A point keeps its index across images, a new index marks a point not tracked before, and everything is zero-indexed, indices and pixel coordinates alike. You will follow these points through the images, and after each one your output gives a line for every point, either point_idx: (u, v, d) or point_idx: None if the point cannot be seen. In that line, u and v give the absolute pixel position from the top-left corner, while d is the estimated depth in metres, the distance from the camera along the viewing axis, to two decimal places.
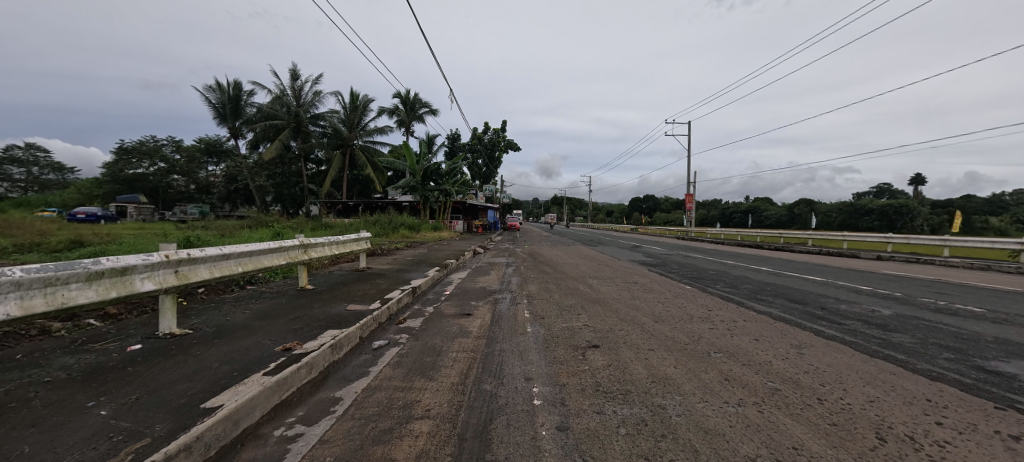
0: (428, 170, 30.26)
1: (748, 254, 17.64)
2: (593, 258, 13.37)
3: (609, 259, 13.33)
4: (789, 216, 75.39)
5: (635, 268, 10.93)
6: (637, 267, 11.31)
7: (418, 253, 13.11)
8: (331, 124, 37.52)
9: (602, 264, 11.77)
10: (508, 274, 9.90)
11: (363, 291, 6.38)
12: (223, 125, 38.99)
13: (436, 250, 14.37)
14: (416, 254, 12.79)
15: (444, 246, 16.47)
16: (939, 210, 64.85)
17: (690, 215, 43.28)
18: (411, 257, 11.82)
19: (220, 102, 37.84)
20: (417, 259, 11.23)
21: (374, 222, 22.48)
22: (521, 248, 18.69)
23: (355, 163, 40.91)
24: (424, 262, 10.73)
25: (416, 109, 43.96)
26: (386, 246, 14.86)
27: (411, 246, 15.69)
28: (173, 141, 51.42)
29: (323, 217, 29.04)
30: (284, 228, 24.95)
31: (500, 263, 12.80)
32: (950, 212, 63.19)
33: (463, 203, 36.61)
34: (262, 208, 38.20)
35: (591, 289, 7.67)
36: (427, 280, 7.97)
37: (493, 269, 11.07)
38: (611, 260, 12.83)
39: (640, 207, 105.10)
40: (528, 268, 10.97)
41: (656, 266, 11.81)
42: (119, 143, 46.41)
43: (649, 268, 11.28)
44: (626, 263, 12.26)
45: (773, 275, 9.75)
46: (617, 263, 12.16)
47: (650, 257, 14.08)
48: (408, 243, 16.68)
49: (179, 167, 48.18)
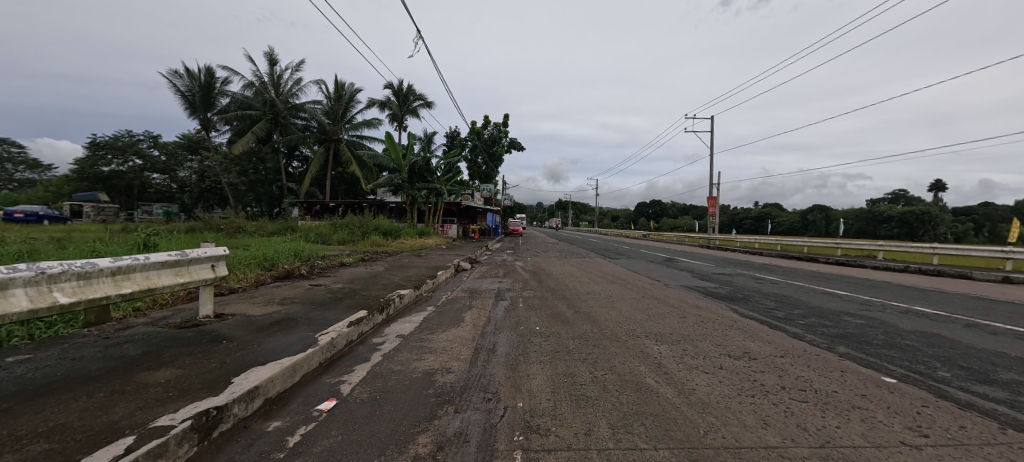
0: (417, 165, 25.90)
1: (824, 273, 13.11)
2: (628, 284, 8.77)
3: (653, 284, 8.78)
4: (801, 223, 70.58)
5: (718, 310, 6.36)
6: (714, 305, 6.76)
7: (366, 274, 8.68)
8: (313, 115, 33.33)
9: (651, 297, 7.27)
10: (495, 322, 5.44)
11: (5, 453, 1.98)
12: (193, 116, 34.79)
13: (396, 268, 9.91)
14: (360, 275, 8.35)
15: (415, 260, 12.00)
16: (961, 217, 59.46)
17: (711, 221, 38.40)
18: (342, 282, 7.37)
19: (189, 89, 33.70)
20: (346, 289, 6.71)
21: (342, 226, 18.13)
22: (521, 263, 14.14)
23: (340, 159, 36.64)
24: (352, 295, 6.23)
25: (409, 102, 39.68)
26: (330, 259, 10.48)
27: (368, 260, 11.37)
28: (151, 136, 47.47)
29: (295, 220, 24.39)
30: (238, 232, 20.63)
31: (488, 290, 8.27)
32: (974, 221, 57.42)
33: (458, 205, 32.11)
34: (233, 209, 33.76)
35: (684, 396, 3.16)
36: (303, 366, 3.46)
37: (471, 307, 6.58)
38: (661, 288, 8.27)
39: (646, 212, 100.13)
40: (531, 306, 6.55)
41: (738, 301, 7.27)
42: (92, 138, 42.57)
43: (732, 307, 6.73)
44: (687, 295, 7.70)
45: (984, 334, 5.22)
46: (674, 295, 7.55)
47: (708, 282, 9.61)
48: (368, 256, 12.23)
49: (155, 164, 44.25)
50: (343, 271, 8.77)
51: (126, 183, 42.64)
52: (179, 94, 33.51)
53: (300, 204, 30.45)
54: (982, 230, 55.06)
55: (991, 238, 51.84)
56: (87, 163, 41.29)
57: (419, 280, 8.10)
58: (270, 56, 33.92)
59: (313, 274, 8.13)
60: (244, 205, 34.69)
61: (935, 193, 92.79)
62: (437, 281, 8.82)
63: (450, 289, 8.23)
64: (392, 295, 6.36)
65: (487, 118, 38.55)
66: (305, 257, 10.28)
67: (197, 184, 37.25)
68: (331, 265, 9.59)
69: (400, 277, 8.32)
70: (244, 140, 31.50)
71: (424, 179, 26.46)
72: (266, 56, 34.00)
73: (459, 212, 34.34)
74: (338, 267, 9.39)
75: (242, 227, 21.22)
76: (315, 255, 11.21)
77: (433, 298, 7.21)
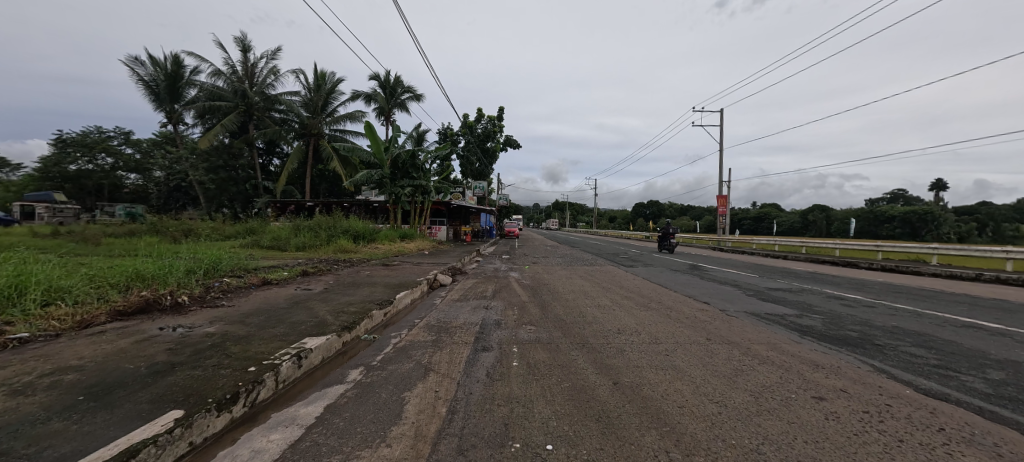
0: (401, 159, 23.12)
1: (895, 283, 10.43)
2: (675, 314, 5.93)
3: (711, 314, 5.97)
4: (800, 223, 68.27)
5: (875, 382, 3.52)
6: (845, 363, 3.95)
7: (285, 299, 5.75)
8: (290, 107, 30.42)
9: (728, 345, 4.42)
10: (461, 429, 2.60)
11: None
12: (159, 108, 31.75)
13: (342, 288, 6.98)
14: (269, 304, 5.40)
15: (378, 273, 9.09)
16: (964, 216, 57.08)
17: (721, 221, 35.71)
18: (226, 321, 4.48)
19: (153, 79, 30.64)
20: (207, 342, 3.79)
21: (304, 230, 15.21)
22: (516, 273, 11.30)
23: (321, 155, 33.63)
24: (199, 359, 3.32)
25: (397, 95, 36.77)
26: (252, 275, 7.53)
27: (312, 273, 8.45)
28: (123, 132, 43.76)
29: (261, 221, 21.33)
30: (190, 236, 17.65)
31: (466, 325, 5.39)
32: (978, 220, 55.18)
33: (447, 205, 29.30)
34: (203, 210, 30.66)
35: None
36: None
37: (428, 370, 3.73)
38: (728, 322, 5.43)
39: (643, 213, 97.51)
40: (534, 370, 3.70)
41: (874, 351, 4.42)
42: (56, 135, 37.83)
43: (882, 368, 3.89)
44: (779, 336, 4.86)
45: None
46: (761, 338, 4.73)
47: (784, 306, 6.79)
48: (319, 267, 9.31)
49: (129, 163, 40.11)
50: (250, 297, 5.81)
51: (95, 183, 38.01)
52: (142, 83, 30.38)
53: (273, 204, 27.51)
54: (987, 230, 52.75)
55: (999, 238, 49.72)
56: (52, 161, 37.08)
57: (359, 313, 5.18)
58: (241, 42, 30.91)
59: (192, 306, 5.18)
60: (215, 207, 31.53)
61: (934, 193, 90.00)
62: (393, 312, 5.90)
63: (407, 326, 5.31)
64: (281, 357, 3.46)
65: (480, 111, 35.75)
66: (217, 275, 7.35)
67: (164, 183, 34.00)
68: (243, 284, 6.62)
69: (330, 306, 5.39)
70: (212, 134, 28.46)
71: (409, 175, 23.62)
72: (238, 42, 30.98)
73: (449, 212, 31.49)
74: (252, 289, 6.43)
75: (194, 230, 18.23)
76: (239, 269, 8.29)
77: (369, 350, 4.30)
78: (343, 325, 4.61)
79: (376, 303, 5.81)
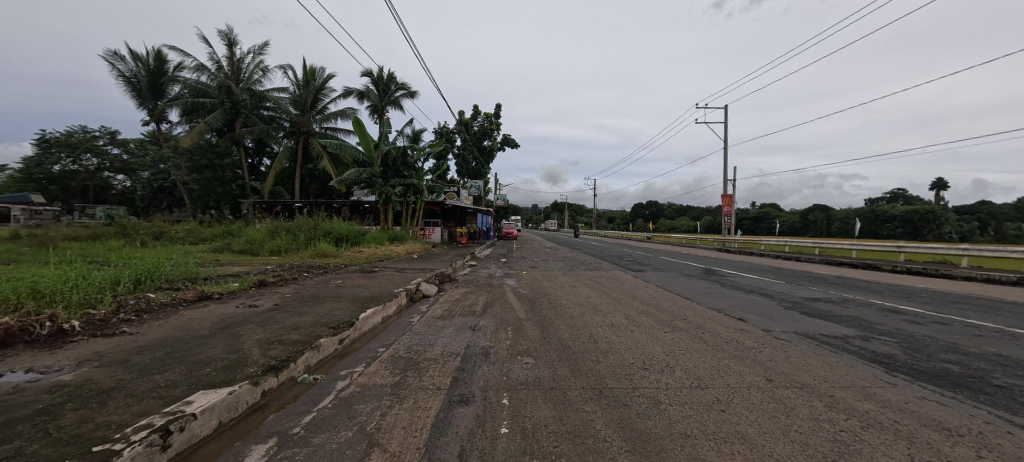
0: (391, 157, 21.99)
1: (940, 290, 9.18)
2: (710, 339, 4.69)
3: (758, 339, 4.68)
4: (801, 222, 67.03)
5: None
6: (990, 427, 2.67)
7: (212, 323, 4.44)
8: (278, 104, 29.14)
9: (806, 394, 3.15)
10: None
11: None
12: (142, 106, 30.37)
13: (296, 303, 5.64)
14: (182, 333, 4.07)
15: (352, 282, 7.80)
16: (966, 215, 55.80)
17: (726, 221, 34.43)
18: (101, 363, 3.19)
19: (134, 74, 29.28)
20: (37, 405, 2.49)
21: (282, 232, 13.93)
22: (512, 280, 10.01)
23: (311, 154, 32.33)
24: None
25: (390, 92, 35.54)
26: (191, 287, 6.19)
27: (271, 284, 7.14)
28: (110, 133, 41.87)
29: (242, 222, 20.04)
30: (162, 240, 16.36)
31: (443, 357, 4.09)
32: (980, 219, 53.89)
33: (441, 205, 28.03)
34: (188, 213, 29.29)
35: None
36: None
37: (371, 446, 2.44)
38: (786, 355, 4.16)
39: (642, 213, 96.14)
40: (531, 445, 2.42)
41: (1009, 400, 3.14)
42: (39, 135, 35.95)
43: None
44: (865, 375, 3.59)
45: None
46: (842, 381, 3.46)
47: (842, 325, 5.49)
48: (283, 275, 8.01)
49: (115, 163, 37.81)
50: (169, 320, 4.51)
51: (79, 185, 36.04)
52: (123, 79, 29.03)
53: (259, 205, 26.23)
54: (988, 229, 51.38)
55: (1001, 236, 48.82)
56: (36, 162, 35.37)
57: (298, 344, 3.87)
58: (227, 37, 29.61)
59: (76, 336, 3.86)
60: (201, 209, 30.22)
61: (934, 192, 88.55)
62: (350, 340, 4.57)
63: (364, 361, 3.99)
64: (128, 437, 2.16)
65: (476, 108, 34.54)
66: (149, 288, 6.05)
67: (149, 183, 32.61)
68: (171, 301, 5.29)
69: (264, 334, 4.07)
70: (195, 132, 27.14)
71: (400, 174, 22.43)
72: (223, 37, 29.66)
73: (444, 213, 30.22)
74: (181, 308, 5.11)
75: (168, 232, 16.92)
76: (184, 280, 6.97)
77: (297, 406, 2.99)
78: (266, 367, 3.29)
79: (328, 327, 4.49)
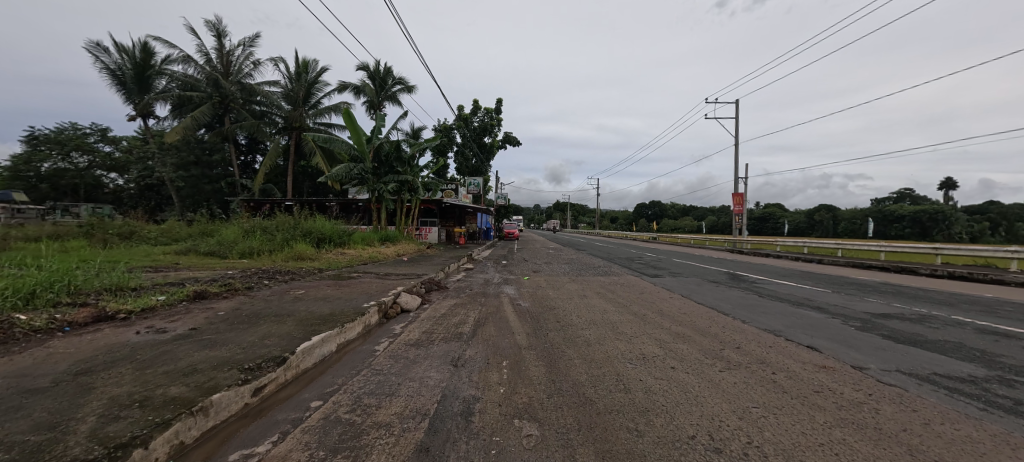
0: (384, 151, 20.48)
1: (1018, 301, 7.73)
2: (798, 388, 3.24)
3: (864, 389, 3.23)
4: (807, 223, 65.21)
5: None
6: None
7: (68, 366, 3.00)
8: (268, 98, 27.80)
9: None
10: None
11: None
12: (128, 100, 29.09)
13: (222, 326, 4.22)
14: (4, 386, 2.65)
15: (318, 293, 6.39)
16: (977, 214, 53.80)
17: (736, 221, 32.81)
18: None
19: (120, 68, 28.05)
20: None
21: (257, 233, 12.53)
22: (511, 288, 8.57)
23: (304, 151, 30.99)
24: None
25: (387, 86, 34.03)
26: (96, 303, 4.80)
27: (212, 297, 5.73)
28: (102, 130, 40.53)
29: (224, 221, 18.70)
30: (131, 240, 15.02)
31: (401, 423, 2.66)
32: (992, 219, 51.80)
33: (439, 204, 26.67)
34: (176, 213, 28.05)
35: None
36: None
37: None
38: (926, 423, 2.71)
39: (644, 214, 94.16)
40: None
41: None
42: (28, 132, 34.67)
43: None
44: None
45: None
46: None
47: (955, 359, 4.05)
48: (233, 284, 6.62)
49: (106, 161, 36.53)
50: (9, 360, 3.07)
51: (69, 183, 34.78)
52: (107, 72, 27.75)
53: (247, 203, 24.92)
54: (999, 229, 49.35)
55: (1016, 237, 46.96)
56: (23, 160, 34.14)
57: (169, 407, 2.45)
58: (216, 28, 28.30)
59: None
60: (189, 208, 28.91)
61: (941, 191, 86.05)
62: (274, 387, 3.16)
63: (277, 431, 2.56)
64: None
65: (476, 103, 33.17)
66: (38, 303, 4.63)
67: (137, 181, 31.33)
68: (46, 324, 3.89)
69: (126, 389, 2.64)
70: (181, 127, 25.79)
71: (394, 170, 20.98)
72: (212, 28, 28.32)
73: (442, 212, 28.88)
74: (56, 335, 3.72)
75: (138, 231, 15.53)
76: (101, 291, 5.56)
77: None
78: None
79: (239, 370, 3.07)
